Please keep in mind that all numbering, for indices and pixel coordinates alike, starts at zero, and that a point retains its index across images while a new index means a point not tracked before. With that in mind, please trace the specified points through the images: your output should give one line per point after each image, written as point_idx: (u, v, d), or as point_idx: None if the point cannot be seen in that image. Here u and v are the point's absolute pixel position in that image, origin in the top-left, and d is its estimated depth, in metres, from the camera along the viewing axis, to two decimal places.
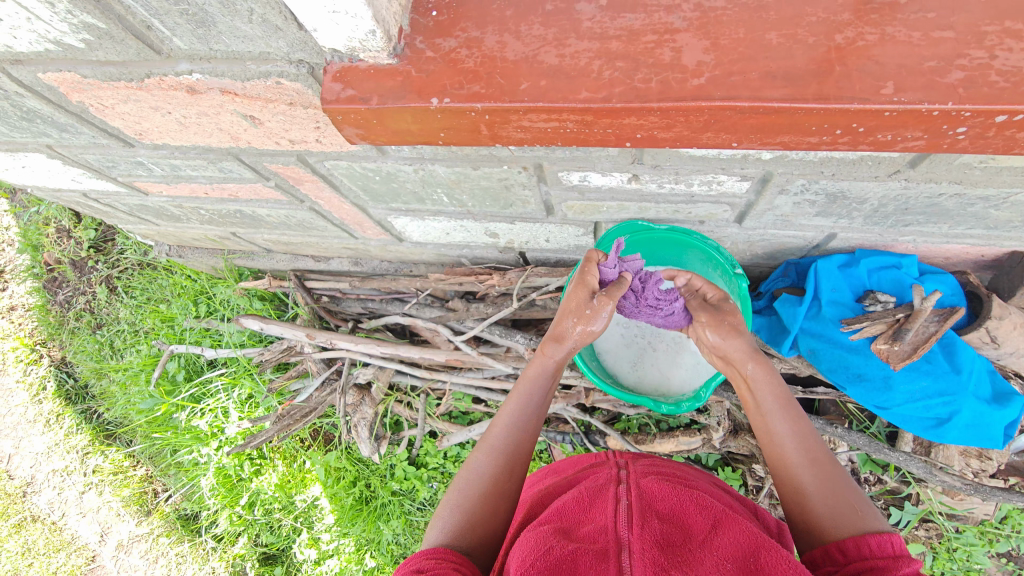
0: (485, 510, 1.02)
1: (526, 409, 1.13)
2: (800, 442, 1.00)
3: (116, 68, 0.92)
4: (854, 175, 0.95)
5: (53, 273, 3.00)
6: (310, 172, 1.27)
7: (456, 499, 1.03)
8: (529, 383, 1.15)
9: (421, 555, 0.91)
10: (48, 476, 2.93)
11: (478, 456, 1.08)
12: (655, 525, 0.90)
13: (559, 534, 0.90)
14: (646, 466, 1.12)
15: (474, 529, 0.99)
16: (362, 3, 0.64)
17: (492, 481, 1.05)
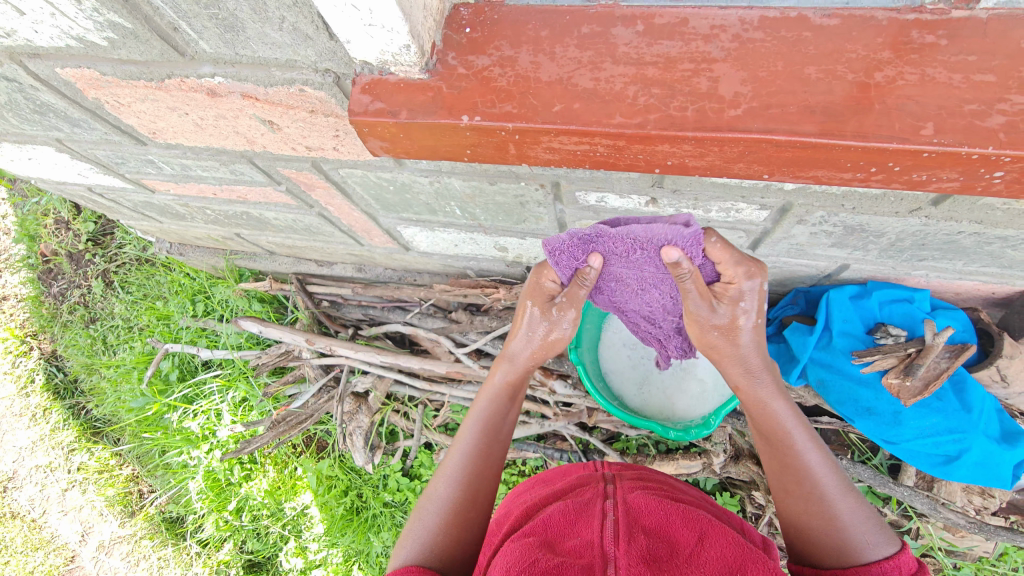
0: (450, 534, 0.98)
1: (481, 432, 1.10)
2: (805, 470, 0.96)
3: (137, 67, 0.91)
4: (875, 209, 0.95)
5: (49, 265, 2.96)
6: (324, 178, 1.26)
7: (419, 530, 0.99)
8: (484, 403, 1.12)
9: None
10: (30, 471, 2.86)
11: (437, 484, 1.05)
12: (641, 540, 0.88)
13: (542, 546, 0.88)
14: (634, 482, 1.10)
15: (439, 554, 0.95)
16: (399, 18, 0.62)
17: (457, 507, 1.01)
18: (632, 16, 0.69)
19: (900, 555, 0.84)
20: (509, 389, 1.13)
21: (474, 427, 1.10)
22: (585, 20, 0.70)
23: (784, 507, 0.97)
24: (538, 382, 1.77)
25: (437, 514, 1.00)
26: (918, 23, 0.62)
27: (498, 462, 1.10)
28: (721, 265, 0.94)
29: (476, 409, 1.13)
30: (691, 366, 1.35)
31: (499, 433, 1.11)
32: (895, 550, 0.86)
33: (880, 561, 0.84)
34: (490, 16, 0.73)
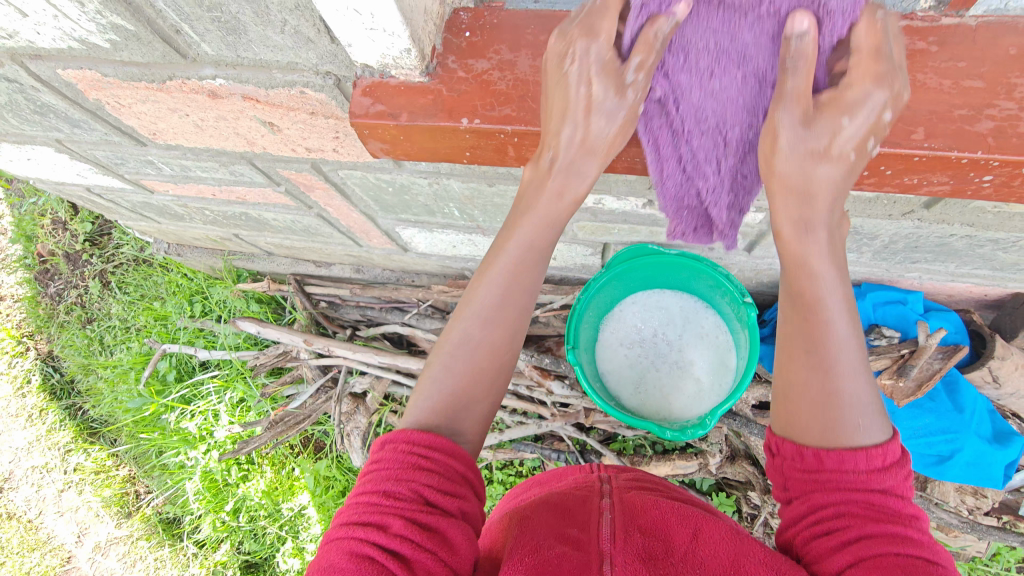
0: (474, 390, 0.85)
1: (505, 285, 0.85)
2: (827, 354, 0.69)
3: (138, 69, 0.92)
4: (868, 212, 0.96)
5: (46, 265, 2.96)
6: (323, 179, 1.27)
7: (431, 394, 0.85)
8: (512, 252, 0.84)
9: (400, 452, 0.78)
10: (26, 472, 2.85)
11: (459, 331, 0.86)
12: (638, 538, 0.89)
13: (541, 539, 0.90)
14: (630, 483, 1.11)
15: (456, 424, 0.83)
16: (400, 22, 0.63)
17: (483, 359, 0.85)
18: None
19: (890, 444, 0.67)
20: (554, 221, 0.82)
21: (497, 276, 0.85)
22: None
23: (783, 393, 0.73)
24: (535, 382, 1.77)
25: (453, 381, 0.84)
26: (909, 30, 0.63)
27: (523, 316, 0.88)
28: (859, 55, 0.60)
29: (501, 251, 0.85)
30: (687, 366, 1.36)
31: (527, 287, 0.86)
32: (888, 436, 0.68)
33: (868, 449, 0.66)
34: (489, 20, 0.74)
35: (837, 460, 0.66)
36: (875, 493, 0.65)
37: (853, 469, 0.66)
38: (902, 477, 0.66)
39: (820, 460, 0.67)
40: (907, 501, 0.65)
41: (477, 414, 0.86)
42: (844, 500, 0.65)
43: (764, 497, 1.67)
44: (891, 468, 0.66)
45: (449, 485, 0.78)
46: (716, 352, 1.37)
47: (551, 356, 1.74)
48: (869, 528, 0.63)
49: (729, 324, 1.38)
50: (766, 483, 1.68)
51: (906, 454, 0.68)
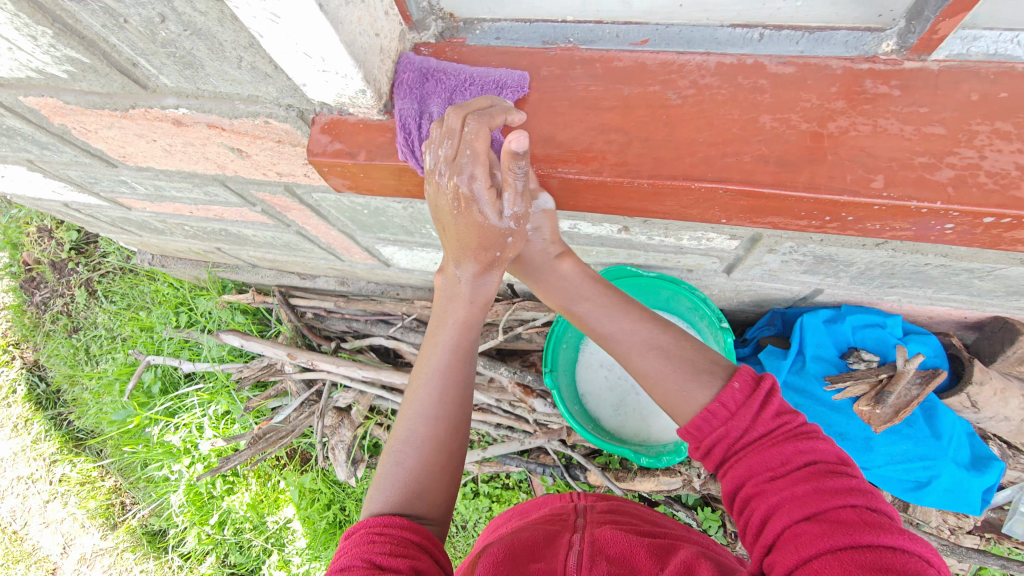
0: (427, 474, 0.88)
1: (438, 374, 0.93)
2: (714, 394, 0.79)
3: (100, 97, 0.90)
4: (842, 241, 0.95)
5: (31, 273, 2.94)
6: (297, 201, 1.25)
7: (383, 491, 0.87)
8: (441, 348, 0.93)
9: (358, 535, 0.82)
10: (11, 482, 2.83)
11: (402, 423, 0.92)
12: (603, 566, 0.90)
13: (508, 564, 0.91)
14: (604, 515, 1.11)
15: (412, 512, 0.85)
16: (352, 65, 0.62)
17: (428, 442, 0.89)
18: (591, 59, 0.69)
19: (724, 393, 0.78)
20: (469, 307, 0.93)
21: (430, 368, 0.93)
22: (544, 62, 0.70)
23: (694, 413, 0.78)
24: (518, 399, 1.76)
25: (401, 473, 0.88)
26: (871, 73, 0.62)
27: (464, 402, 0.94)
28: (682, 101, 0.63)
29: (431, 347, 0.94)
30: None
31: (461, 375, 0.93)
32: (729, 379, 0.80)
33: (710, 406, 0.78)
34: (450, 56, 0.73)
35: (702, 430, 0.79)
36: (751, 456, 0.75)
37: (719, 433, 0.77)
38: (749, 412, 0.76)
39: (701, 441, 0.80)
40: (777, 439, 0.75)
41: (432, 505, 0.88)
42: (737, 481, 0.76)
43: None
44: (741, 413, 0.77)
45: (400, 549, 0.78)
46: None
47: (534, 373, 1.75)
48: (769, 500, 0.72)
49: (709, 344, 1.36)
50: None
51: (758, 386, 0.78)
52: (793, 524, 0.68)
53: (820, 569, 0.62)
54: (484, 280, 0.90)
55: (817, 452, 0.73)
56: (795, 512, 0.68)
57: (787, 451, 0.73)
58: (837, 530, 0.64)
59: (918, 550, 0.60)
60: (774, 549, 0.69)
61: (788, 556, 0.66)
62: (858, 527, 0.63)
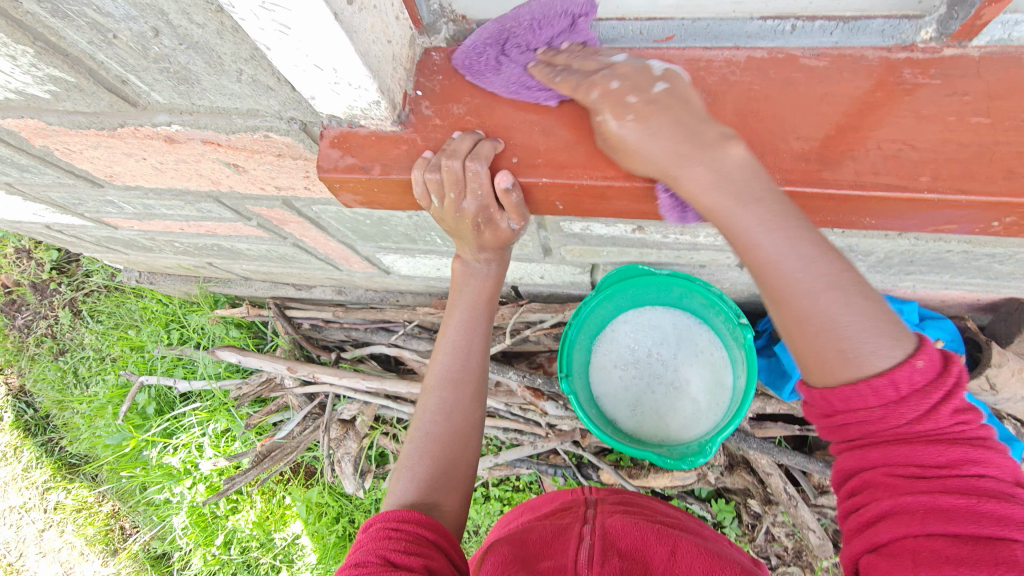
0: (449, 451, 0.97)
1: (457, 351, 1.02)
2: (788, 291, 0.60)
3: (86, 117, 0.85)
4: (863, 233, 0.93)
5: (11, 296, 2.84)
6: (297, 214, 1.20)
7: (415, 465, 0.95)
8: (456, 328, 1.02)
9: (372, 530, 0.84)
10: (3, 513, 2.74)
11: (426, 399, 1.01)
12: (615, 563, 0.87)
13: (515, 564, 0.91)
14: (615, 505, 1.09)
15: (433, 490, 0.93)
16: (368, 76, 0.58)
17: (449, 420, 0.98)
18: (614, 59, 0.66)
19: (901, 370, 0.59)
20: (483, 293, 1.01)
21: (447, 347, 1.02)
22: (564, 64, 0.67)
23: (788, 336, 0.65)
24: (529, 403, 1.73)
25: (428, 447, 0.96)
26: (909, 62, 0.60)
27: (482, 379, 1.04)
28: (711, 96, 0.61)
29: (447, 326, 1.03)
30: (683, 386, 1.33)
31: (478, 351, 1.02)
32: (910, 354, 0.59)
33: (873, 381, 0.59)
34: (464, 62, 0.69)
35: (845, 399, 0.61)
36: (896, 445, 0.61)
37: (869, 411, 0.60)
38: (921, 406, 0.59)
39: (831, 403, 0.63)
40: (944, 438, 0.59)
41: (456, 480, 0.96)
42: (866, 462, 0.63)
43: (764, 507, 1.64)
44: (913, 399, 0.59)
45: (415, 547, 0.81)
46: (713, 370, 1.33)
47: (543, 375, 1.72)
48: (893, 498, 0.61)
49: (724, 340, 1.34)
50: (766, 492, 1.67)
51: (944, 370, 0.59)
52: (919, 540, 0.59)
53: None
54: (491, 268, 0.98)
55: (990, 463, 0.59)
56: (930, 527, 0.59)
57: (955, 455, 0.59)
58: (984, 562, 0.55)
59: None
60: (882, 550, 0.62)
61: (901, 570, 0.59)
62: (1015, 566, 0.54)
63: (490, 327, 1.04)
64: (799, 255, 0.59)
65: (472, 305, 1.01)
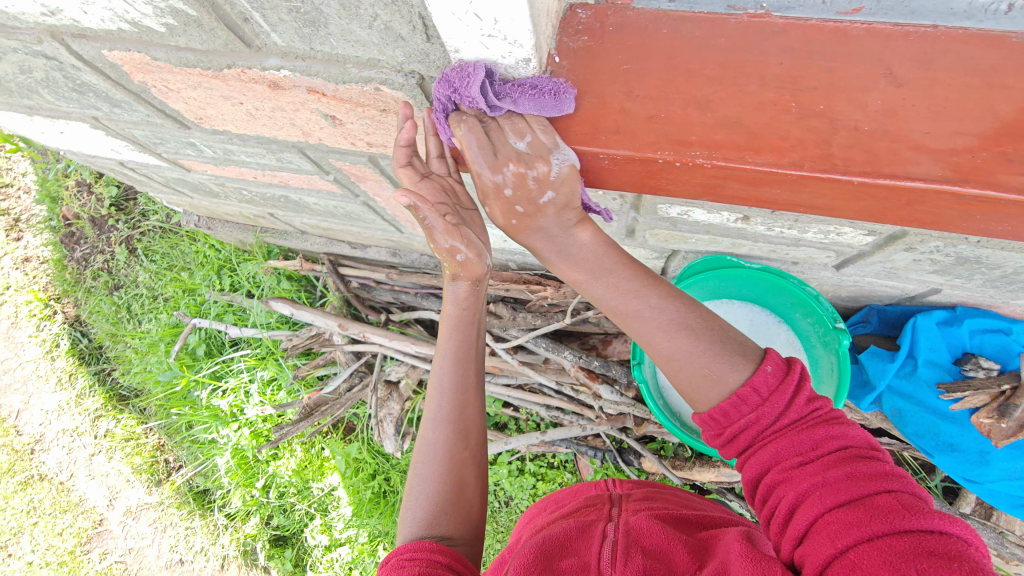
0: (452, 486, 0.93)
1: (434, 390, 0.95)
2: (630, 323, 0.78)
3: (194, 55, 0.83)
4: (1002, 246, 0.84)
5: (71, 228, 2.92)
6: (378, 173, 1.16)
7: (415, 504, 0.93)
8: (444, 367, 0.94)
9: (392, 562, 0.84)
10: (58, 435, 2.88)
11: (424, 434, 0.95)
12: (638, 560, 0.83)
13: (539, 565, 0.86)
14: (639, 503, 1.04)
15: (439, 528, 0.90)
16: (528, 31, 0.54)
17: (450, 454, 0.93)
18: (786, 29, 0.59)
19: (756, 376, 0.71)
20: (474, 321, 0.93)
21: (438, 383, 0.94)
22: (726, 31, 0.61)
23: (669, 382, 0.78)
24: (581, 383, 1.70)
25: (426, 488, 0.92)
26: None
27: (480, 411, 0.97)
28: (905, 85, 0.56)
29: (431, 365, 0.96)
30: None
31: (469, 385, 0.94)
32: (759, 363, 0.73)
33: (739, 391, 0.72)
34: (612, 22, 0.64)
35: (723, 413, 0.73)
36: (780, 441, 0.70)
37: (745, 416, 0.71)
38: (778, 401, 0.70)
39: (719, 423, 0.74)
40: (807, 424, 0.70)
41: (462, 511, 0.93)
42: (763, 467, 0.70)
43: None
44: (772, 399, 0.71)
45: (428, 569, 0.80)
46: None
47: (599, 358, 1.68)
48: (798, 487, 0.66)
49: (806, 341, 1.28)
50: None
51: (789, 371, 0.72)
52: (824, 516, 0.62)
53: (859, 561, 0.57)
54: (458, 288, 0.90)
55: (848, 436, 0.68)
56: (828, 502, 0.63)
57: (818, 436, 0.69)
58: (874, 519, 0.58)
59: (959, 532, 0.56)
60: (805, 541, 0.63)
61: (822, 550, 0.60)
62: (898, 513, 0.58)
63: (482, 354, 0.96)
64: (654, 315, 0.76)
65: (460, 334, 0.92)
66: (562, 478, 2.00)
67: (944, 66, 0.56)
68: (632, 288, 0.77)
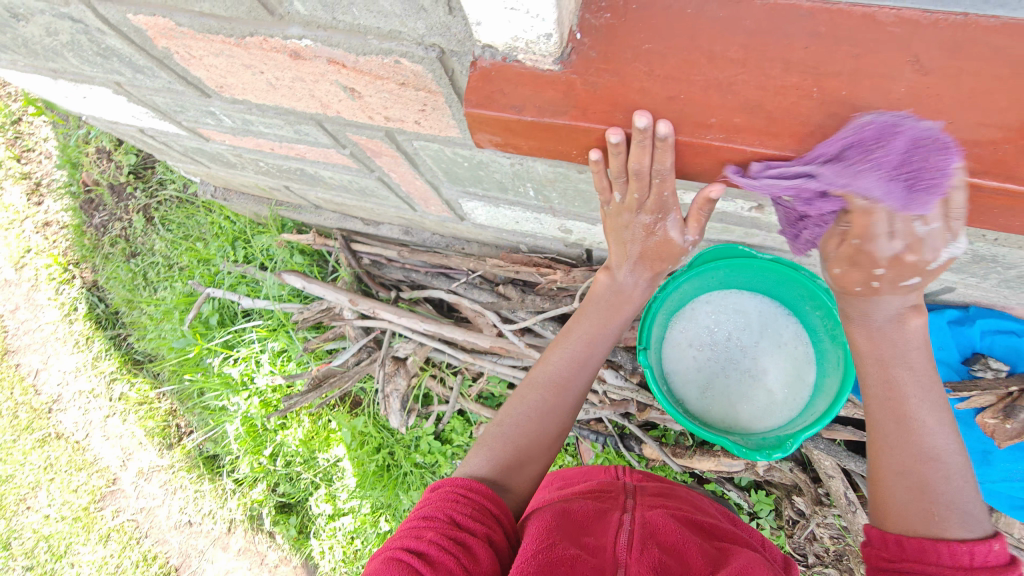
0: (537, 445, 0.99)
1: (574, 360, 1.04)
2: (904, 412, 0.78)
3: (218, 22, 0.84)
4: (1019, 244, 0.83)
5: (90, 195, 2.97)
6: (395, 148, 1.16)
7: (496, 444, 0.98)
8: (578, 343, 1.05)
9: (443, 491, 0.87)
10: (74, 395, 2.96)
11: (530, 391, 1.03)
12: (654, 552, 0.85)
13: (560, 532, 0.87)
14: (654, 499, 1.07)
15: (509, 473, 0.95)
16: (552, 5, 0.54)
17: (549, 416, 1.01)
18: (813, 12, 0.58)
19: (980, 544, 0.68)
20: (619, 315, 1.05)
21: (564, 355, 1.04)
22: (751, 13, 0.60)
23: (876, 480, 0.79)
24: None
25: (515, 435, 0.99)
26: None
27: (584, 395, 1.06)
28: (930, 73, 0.55)
29: (570, 338, 1.06)
30: (760, 376, 1.28)
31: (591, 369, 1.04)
32: (989, 536, 0.69)
33: (951, 542, 0.70)
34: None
35: (919, 548, 0.71)
36: None
37: (936, 560, 0.69)
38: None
39: (902, 547, 0.72)
40: None
41: (531, 468, 0.98)
42: None
43: (813, 508, 1.60)
44: (981, 572, 0.66)
45: (478, 515, 0.84)
46: (795, 364, 1.28)
47: None
48: None
49: (812, 334, 1.28)
50: (816, 492, 1.60)
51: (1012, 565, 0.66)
52: None
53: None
54: (641, 287, 1.02)
55: None
56: None
57: None
58: None
59: None
60: None
61: None
62: None
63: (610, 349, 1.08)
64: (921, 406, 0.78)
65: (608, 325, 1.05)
66: (562, 461, 2.01)
67: (972, 56, 0.55)
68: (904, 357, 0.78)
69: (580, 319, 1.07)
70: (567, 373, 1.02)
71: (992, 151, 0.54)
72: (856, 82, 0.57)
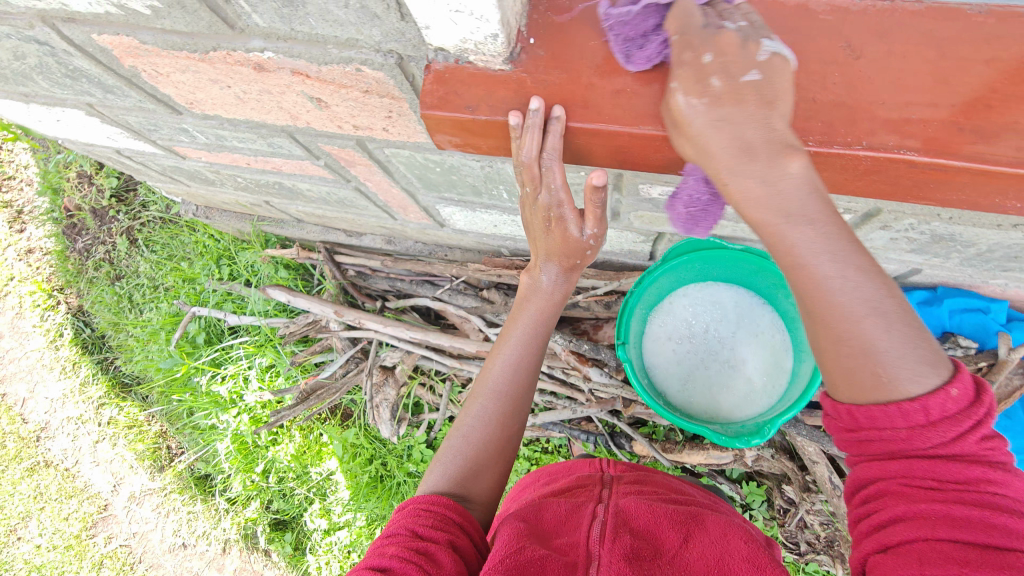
0: (489, 454, 1.00)
1: (514, 362, 1.05)
2: (830, 310, 0.60)
3: (180, 37, 0.85)
4: (974, 221, 0.86)
5: (73, 220, 2.96)
6: (367, 156, 1.17)
7: (448, 460, 1.00)
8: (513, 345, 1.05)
9: (406, 509, 0.89)
10: (63, 422, 2.93)
11: (475, 402, 1.04)
12: (626, 539, 0.85)
13: (531, 536, 0.88)
14: (630, 486, 1.06)
15: (463, 485, 0.96)
16: (492, 5, 0.56)
17: (496, 424, 1.02)
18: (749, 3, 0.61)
19: (934, 397, 0.57)
20: (549, 311, 1.06)
21: (503, 360, 1.05)
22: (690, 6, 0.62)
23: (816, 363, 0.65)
24: (571, 367, 1.73)
25: (466, 447, 1.00)
26: None
27: (529, 394, 1.07)
28: (862, 56, 0.58)
29: (507, 340, 1.07)
30: (738, 365, 1.30)
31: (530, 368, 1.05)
32: (944, 381, 0.58)
33: (903, 404, 0.58)
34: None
35: (870, 418, 0.60)
36: (921, 460, 0.59)
37: (892, 428, 0.59)
38: (944, 431, 0.57)
39: (854, 418, 0.62)
40: (965, 456, 0.57)
41: (488, 477, 0.99)
42: (882, 472, 0.61)
43: (801, 495, 1.62)
44: (941, 426, 0.58)
45: (442, 524, 0.85)
46: (772, 352, 1.30)
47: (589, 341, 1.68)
48: (910, 505, 0.59)
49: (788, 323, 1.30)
50: (805, 480, 1.63)
51: (977, 402, 0.57)
52: (927, 542, 0.57)
53: None
54: (566, 278, 1.02)
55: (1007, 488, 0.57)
56: (939, 532, 0.57)
57: (972, 473, 0.57)
58: (984, 566, 0.53)
59: None
60: (892, 552, 0.59)
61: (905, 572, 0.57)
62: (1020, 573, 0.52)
63: (546, 346, 1.08)
64: (846, 279, 0.59)
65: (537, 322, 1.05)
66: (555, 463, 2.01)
67: (900, 38, 0.57)
68: (827, 248, 0.58)
69: (513, 320, 1.07)
70: (505, 378, 1.03)
71: (924, 128, 0.56)
72: (793, 68, 0.59)
